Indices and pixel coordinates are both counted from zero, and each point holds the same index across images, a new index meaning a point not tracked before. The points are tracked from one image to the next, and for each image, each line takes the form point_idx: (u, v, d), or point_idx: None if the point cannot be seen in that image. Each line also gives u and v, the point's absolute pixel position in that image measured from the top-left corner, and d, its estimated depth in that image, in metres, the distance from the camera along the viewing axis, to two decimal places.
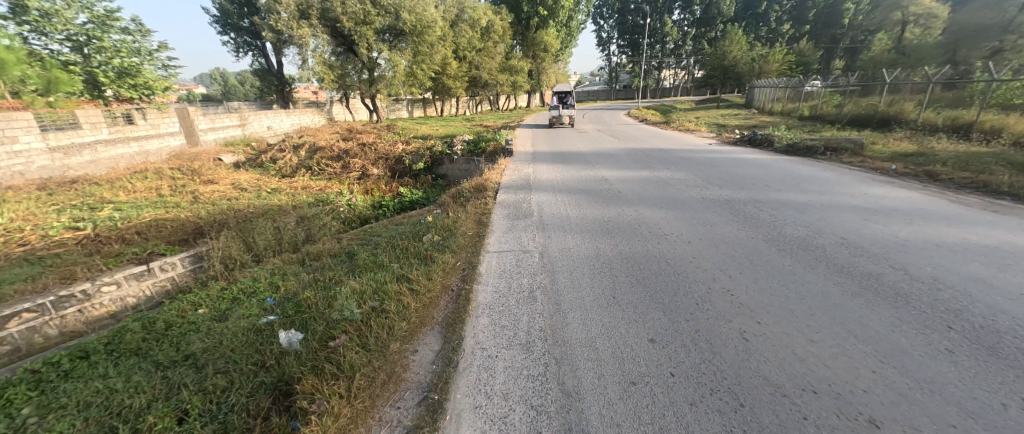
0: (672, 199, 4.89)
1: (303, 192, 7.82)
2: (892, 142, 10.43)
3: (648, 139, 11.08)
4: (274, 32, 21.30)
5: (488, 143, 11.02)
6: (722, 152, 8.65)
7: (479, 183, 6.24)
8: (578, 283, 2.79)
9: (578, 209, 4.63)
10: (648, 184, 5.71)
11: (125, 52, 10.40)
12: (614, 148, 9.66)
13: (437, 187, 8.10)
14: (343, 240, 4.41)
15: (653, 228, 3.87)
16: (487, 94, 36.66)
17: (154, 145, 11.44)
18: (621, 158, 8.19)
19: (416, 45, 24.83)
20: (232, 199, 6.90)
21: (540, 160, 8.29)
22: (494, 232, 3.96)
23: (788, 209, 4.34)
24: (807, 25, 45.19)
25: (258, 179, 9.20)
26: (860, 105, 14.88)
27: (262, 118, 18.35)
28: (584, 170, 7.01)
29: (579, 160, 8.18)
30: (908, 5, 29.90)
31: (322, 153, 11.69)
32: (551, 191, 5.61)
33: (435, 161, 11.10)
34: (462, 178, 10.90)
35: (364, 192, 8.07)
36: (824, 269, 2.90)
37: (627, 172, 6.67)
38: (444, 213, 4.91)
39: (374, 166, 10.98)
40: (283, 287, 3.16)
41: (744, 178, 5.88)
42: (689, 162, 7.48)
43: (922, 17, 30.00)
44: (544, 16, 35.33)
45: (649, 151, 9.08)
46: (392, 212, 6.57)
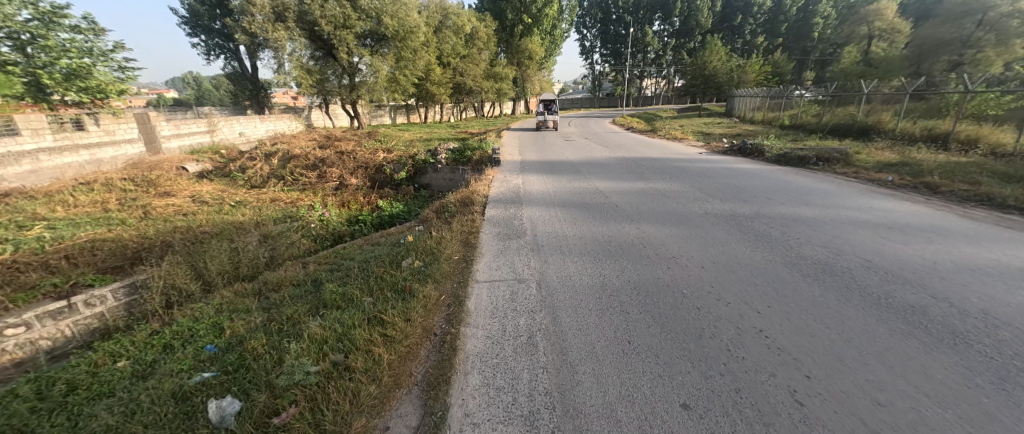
0: (674, 215, 4.54)
1: (271, 205, 7.19)
2: (876, 151, 10.49)
3: (637, 148, 10.82)
4: (248, 34, 20.44)
5: (474, 151, 10.58)
6: (715, 162, 8.41)
7: (465, 196, 5.77)
8: (585, 323, 2.36)
9: (574, 227, 4.21)
10: (645, 197, 5.37)
11: (74, 52, 9.62)
12: (604, 158, 9.35)
13: (419, 199, 7.58)
14: (309, 265, 3.86)
15: (659, 250, 3.48)
16: (472, 100, 36.32)
17: (110, 153, 10.72)
18: (613, 168, 7.86)
19: (398, 50, 24.28)
20: (189, 215, 6.23)
21: (529, 170, 7.90)
22: (483, 256, 3.50)
23: (799, 225, 4.03)
24: (781, 38, 46.82)
25: (223, 190, 8.49)
26: (839, 114, 15.12)
27: (233, 124, 17.42)
28: (576, 181, 6.63)
29: (570, 170, 7.82)
30: (874, 20, 31.20)
31: (295, 162, 11.01)
32: (543, 205, 5.19)
33: (418, 170, 10.58)
34: (445, 187, 10.40)
35: (340, 205, 7.48)
36: (860, 300, 2.54)
37: (622, 183, 6.32)
38: (426, 232, 4.41)
39: (352, 176, 10.38)
40: (229, 330, 2.62)
41: (744, 190, 5.59)
42: (684, 172, 7.20)
43: (888, 32, 31.41)
44: (528, 24, 35.40)
45: (640, 160, 8.79)
46: (369, 228, 6.03)
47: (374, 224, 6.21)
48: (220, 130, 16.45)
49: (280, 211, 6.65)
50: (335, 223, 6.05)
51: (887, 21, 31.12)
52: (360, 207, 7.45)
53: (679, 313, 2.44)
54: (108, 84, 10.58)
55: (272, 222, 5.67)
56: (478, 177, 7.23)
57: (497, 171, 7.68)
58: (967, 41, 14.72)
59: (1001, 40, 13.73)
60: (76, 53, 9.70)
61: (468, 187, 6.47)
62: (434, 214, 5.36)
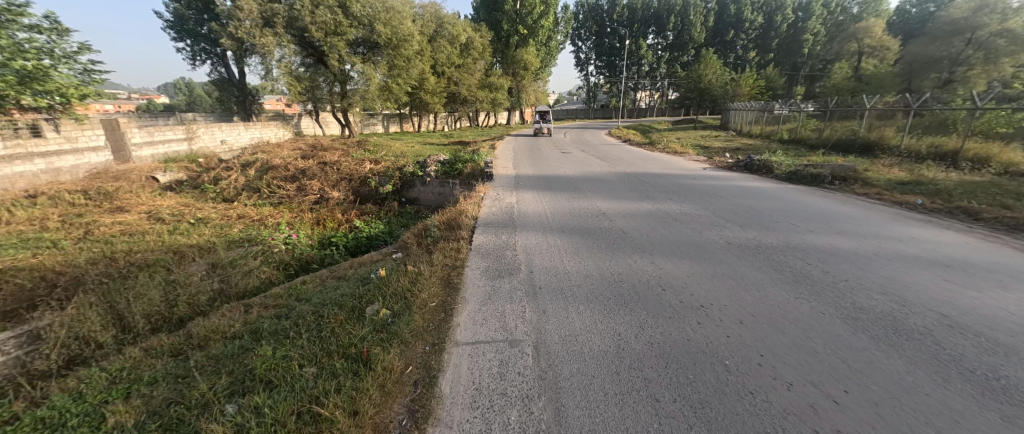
0: (690, 245, 3.92)
1: (236, 222, 6.48)
2: (884, 167, 10.06)
3: (638, 162, 10.25)
4: (234, 39, 19.78)
5: (465, 164, 9.97)
6: (723, 179, 7.83)
7: (451, 218, 5.12)
8: (600, 422, 1.69)
9: (577, 261, 3.56)
10: (655, 222, 4.75)
11: (32, 53, 8.77)
12: (604, 173, 8.78)
13: (403, 217, 6.92)
14: (254, 308, 3.16)
15: (683, 295, 2.83)
16: (466, 110, 35.89)
17: (71, 161, 10.26)
18: (615, 185, 7.27)
19: (391, 58, 23.78)
20: (138, 237, 5.51)
21: (524, 186, 7.27)
22: (467, 302, 2.81)
23: (842, 260, 3.42)
24: (772, 53, 47.37)
25: (187, 205, 7.78)
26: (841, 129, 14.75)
27: (215, 131, 16.66)
28: (576, 200, 6.01)
29: (568, 187, 7.22)
30: (864, 37, 31.57)
31: (273, 174, 10.30)
32: (539, 229, 4.55)
33: (405, 184, 9.92)
34: (434, 202, 9.73)
35: (315, 223, 6.78)
36: (961, 381, 1.90)
37: (626, 204, 5.71)
38: (402, 265, 3.72)
39: (334, 189, 9.70)
40: (112, 423, 1.92)
41: (762, 214, 5.01)
42: (691, 191, 6.62)
43: (877, 49, 31.77)
44: (524, 35, 35.28)
45: (643, 177, 8.21)
46: (342, 252, 5.33)
47: (350, 247, 5.52)
48: (199, 137, 15.67)
49: (244, 231, 5.94)
50: (304, 246, 5.34)
51: (876, 39, 31.53)
52: (338, 225, 6.77)
53: (727, 402, 1.79)
54: (70, 88, 9.75)
55: (229, 246, 4.96)
56: (468, 193, 6.59)
57: (489, 187, 7.05)
58: (957, 59, 14.77)
59: (991, 59, 13.75)
60: (36, 54, 8.90)
61: (456, 206, 5.82)
62: (415, 238, 4.70)
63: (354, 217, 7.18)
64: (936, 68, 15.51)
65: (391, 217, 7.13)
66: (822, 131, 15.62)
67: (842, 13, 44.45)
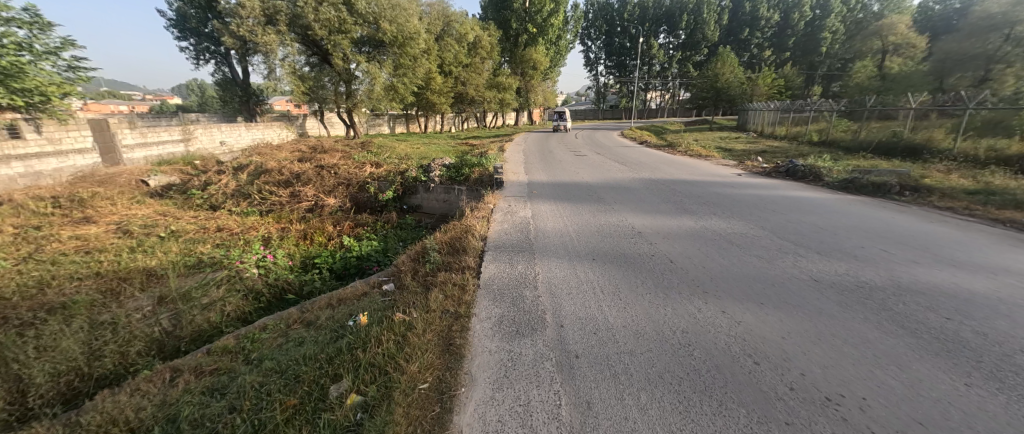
0: (768, 282, 2.98)
1: (212, 236, 5.70)
2: (941, 172, 8.99)
3: (662, 167, 9.34)
4: (235, 37, 19.17)
5: (472, 168, 9.17)
6: (765, 187, 6.89)
7: (456, 239, 4.28)
8: None
9: (622, 309, 2.65)
10: (707, 246, 3.83)
11: (11, 48, 8.07)
12: (626, 179, 7.87)
13: (403, 232, 6.15)
14: (182, 374, 2.31)
15: (791, 377, 1.92)
16: (474, 110, 35.16)
17: (54, 164, 9.69)
18: (644, 195, 6.38)
19: (397, 57, 23.10)
20: (90, 256, 4.73)
21: (540, 195, 6.40)
22: (475, 384, 1.94)
23: (993, 315, 2.46)
24: (788, 52, 45.96)
25: (165, 213, 7.03)
26: (879, 130, 13.64)
27: (213, 132, 16.05)
28: (602, 214, 5.11)
29: (589, 197, 6.32)
30: (889, 34, 30.15)
31: (266, 179, 9.58)
32: (562, 255, 3.65)
33: (407, 190, 9.14)
34: (438, 210, 8.94)
35: (302, 236, 5.98)
36: None
37: (663, 220, 4.79)
38: (389, 309, 2.86)
39: (330, 195, 8.93)
40: None
41: (837, 235, 4.07)
42: (734, 203, 5.69)
43: (902, 46, 30.44)
44: (533, 34, 34.41)
45: (672, 184, 7.30)
46: (327, 277, 4.51)
47: (336, 271, 4.70)
48: (197, 139, 15.06)
49: (217, 248, 5.15)
50: (282, 268, 4.53)
51: (901, 36, 30.19)
52: (328, 239, 5.97)
53: None
54: (51, 86, 9.05)
55: (190, 270, 4.15)
56: (475, 205, 5.76)
57: (500, 196, 6.23)
58: (993, 56, 14.03)
59: None
60: (14, 50, 8.17)
61: (461, 222, 4.99)
62: (412, 265, 3.85)
63: (349, 230, 6.40)
64: (970, 65, 14.85)
65: (390, 230, 6.35)
66: (857, 132, 14.51)
67: (861, 11, 42.94)
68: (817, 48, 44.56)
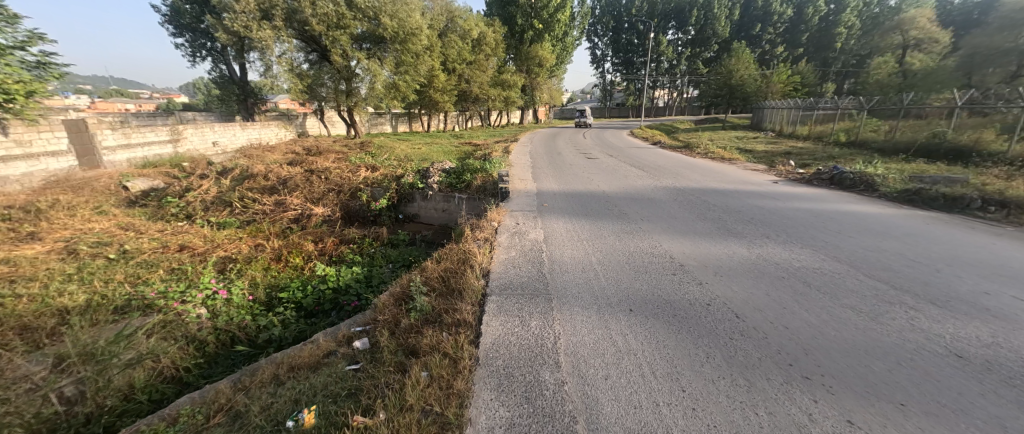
0: (889, 361, 2.09)
1: (169, 258, 4.86)
2: (1003, 178, 7.99)
3: (685, 172, 8.43)
4: (229, 32, 18.38)
5: (475, 174, 8.34)
6: (811, 198, 5.97)
7: (450, 274, 3.43)
8: None
9: (689, 413, 1.76)
10: (777, 289, 2.93)
11: None
12: (648, 188, 6.96)
13: (393, 253, 5.35)
14: None
15: None
16: (477, 108, 34.25)
17: (23, 169, 9.09)
18: (673, 208, 5.49)
19: (398, 54, 22.24)
20: (9, 288, 3.90)
21: (552, 209, 5.53)
22: None
23: None
24: (802, 48, 44.55)
25: (128, 227, 6.24)
26: (916, 130, 12.60)
27: (205, 132, 15.30)
28: (628, 237, 4.23)
29: (610, 211, 5.42)
30: (910, 29, 28.86)
31: (251, 185, 8.83)
32: (588, 305, 2.76)
33: (403, 198, 8.34)
34: (437, 221, 8.15)
35: (276, 257, 5.14)
36: None
37: (705, 246, 3.91)
38: (349, 400, 2.00)
39: (319, 204, 8.15)
40: None
41: (939, 272, 3.17)
42: (785, 220, 4.77)
43: (925, 41, 29.14)
44: (540, 30, 33.39)
45: (702, 194, 6.39)
46: (293, 316, 3.66)
47: (306, 307, 3.86)
48: (187, 139, 14.32)
49: (169, 275, 4.32)
50: (239, 305, 3.69)
51: (924, 30, 28.91)
52: (306, 261, 5.15)
53: None
54: (17, 85, 8.29)
55: (118, 312, 3.32)
56: (476, 222, 4.91)
57: (506, 210, 5.38)
58: None
59: None
60: None
61: (458, 246, 4.14)
62: (393, 312, 2.99)
63: (332, 248, 5.58)
64: (1006, 60, 13.95)
65: (378, 250, 5.53)
66: (890, 132, 13.48)
67: (878, 5, 41.58)
68: (832, 43, 43.12)
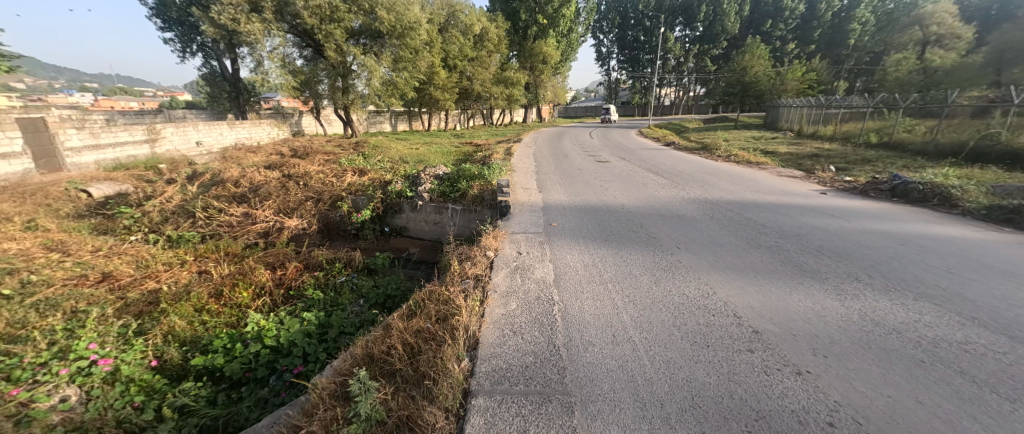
0: None
1: (75, 293, 3.81)
2: None
3: (713, 180, 7.36)
4: (216, 25, 17.34)
5: (471, 180, 7.32)
6: (879, 217, 4.88)
7: (421, 343, 2.38)
8: None
9: None
10: (931, 391, 1.84)
11: None
12: (675, 200, 5.89)
13: (367, 285, 4.33)
14: None
15: None
16: (480, 107, 33.20)
17: None
18: (715, 230, 4.41)
19: (397, 49, 21.19)
20: None
21: (562, 230, 4.47)
22: None
23: None
24: (814, 44, 43.14)
25: (55, 247, 5.23)
26: (961, 131, 11.46)
27: (187, 131, 14.34)
28: (669, 278, 3.16)
29: (636, 233, 4.35)
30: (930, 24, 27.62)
31: (218, 192, 7.81)
32: (632, 424, 1.70)
33: (389, 208, 7.34)
34: (428, 235, 7.15)
35: (217, 291, 4.10)
36: None
37: (780, 296, 2.83)
38: None
39: (293, 216, 7.15)
40: None
41: None
42: (866, 251, 3.67)
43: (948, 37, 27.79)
44: (544, 26, 32.24)
45: (741, 209, 5.32)
46: (205, 396, 2.62)
47: (231, 376, 2.82)
48: (166, 138, 13.33)
49: (58, 324, 3.27)
50: (130, 379, 2.64)
51: (946, 25, 27.61)
52: (255, 298, 4.12)
53: None
54: None
55: None
56: (466, 251, 3.88)
57: (506, 232, 4.35)
58: None
59: None
60: None
61: (439, 291, 3.09)
62: (325, 418, 1.93)
63: (293, 277, 4.56)
64: None
65: (351, 279, 4.52)
66: (930, 134, 12.33)
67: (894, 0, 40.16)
68: (845, 40, 41.78)
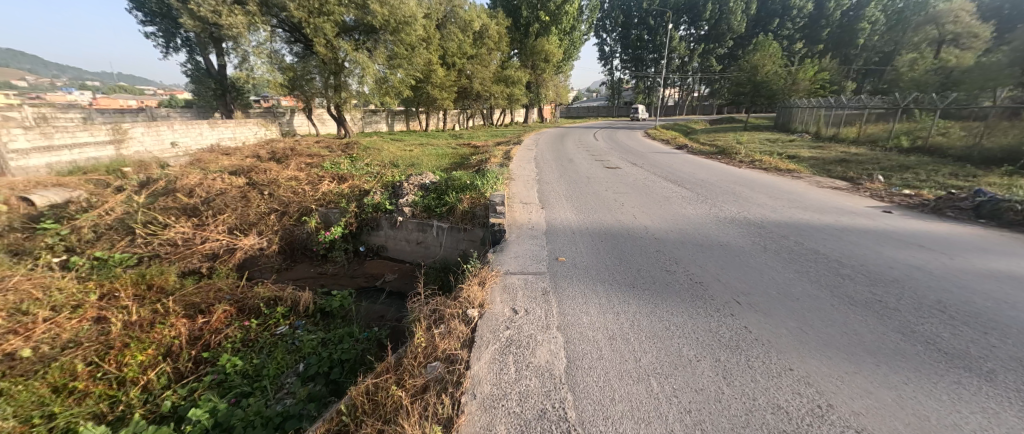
0: None
1: None
2: None
3: (746, 194, 6.25)
4: (195, 17, 16.17)
5: (461, 191, 6.23)
6: (986, 249, 3.73)
7: None
8: None
9: None
10: None
11: None
12: (709, 221, 4.77)
13: (310, 342, 3.20)
14: None
15: None
16: (480, 106, 32.09)
17: None
18: (780, 270, 3.29)
19: (391, 45, 20.02)
20: None
21: (574, 269, 3.36)
22: None
23: None
24: (822, 44, 41.96)
25: None
26: (1009, 134, 10.33)
27: (159, 131, 13.27)
28: (747, 370, 2.02)
29: (673, 275, 3.24)
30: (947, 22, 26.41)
31: (167, 203, 6.67)
32: None
33: (364, 225, 6.22)
34: (409, 257, 6.05)
35: (97, 357, 2.96)
36: None
37: (948, 419, 1.69)
38: None
39: (249, 235, 6.04)
40: None
41: None
42: (1015, 314, 2.54)
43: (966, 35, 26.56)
44: (546, 23, 31.09)
45: (797, 235, 4.21)
46: None
47: None
48: (134, 138, 12.24)
49: None
50: None
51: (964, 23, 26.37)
52: (153, 364, 3.00)
53: None
54: None
55: None
56: (440, 304, 2.77)
57: (498, 273, 3.23)
58: None
59: None
60: None
61: (385, 393, 1.97)
62: None
63: (215, 331, 3.44)
64: None
65: (291, 332, 3.40)
66: (971, 138, 11.20)
67: None
68: (854, 40, 40.54)
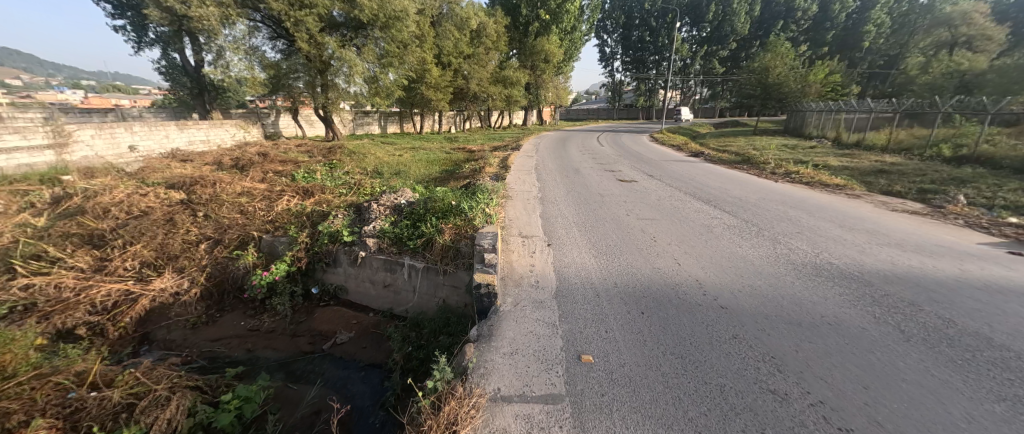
0: None
1: None
2: None
3: (808, 222, 4.88)
4: (164, 9, 14.79)
5: (443, 216, 4.81)
6: None
7: None
8: None
9: None
10: None
11: None
12: (787, 271, 3.38)
13: None
14: None
15: None
16: (477, 108, 30.73)
17: None
18: (970, 396, 1.89)
19: (382, 43, 18.58)
20: None
21: (608, 384, 1.98)
22: None
23: None
24: (828, 46, 40.76)
25: None
26: None
27: (114, 133, 11.79)
28: None
29: (788, 402, 1.85)
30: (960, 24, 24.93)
31: (67, 229, 5.21)
32: None
33: (316, 261, 4.77)
34: (373, 303, 4.64)
35: None
36: None
37: None
38: None
39: (164, 275, 4.59)
40: None
41: None
42: None
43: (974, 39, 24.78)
44: (546, 21, 29.75)
45: (934, 302, 2.80)
46: None
47: None
48: (80, 142, 10.78)
49: None
50: None
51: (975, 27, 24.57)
52: None
53: None
54: None
55: None
56: None
57: (478, 404, 1.86)
58: None
59: None
60: None
61: None
62: None
63: None
64: None
65: None
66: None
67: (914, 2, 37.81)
68: (859, 43, 39.30)
